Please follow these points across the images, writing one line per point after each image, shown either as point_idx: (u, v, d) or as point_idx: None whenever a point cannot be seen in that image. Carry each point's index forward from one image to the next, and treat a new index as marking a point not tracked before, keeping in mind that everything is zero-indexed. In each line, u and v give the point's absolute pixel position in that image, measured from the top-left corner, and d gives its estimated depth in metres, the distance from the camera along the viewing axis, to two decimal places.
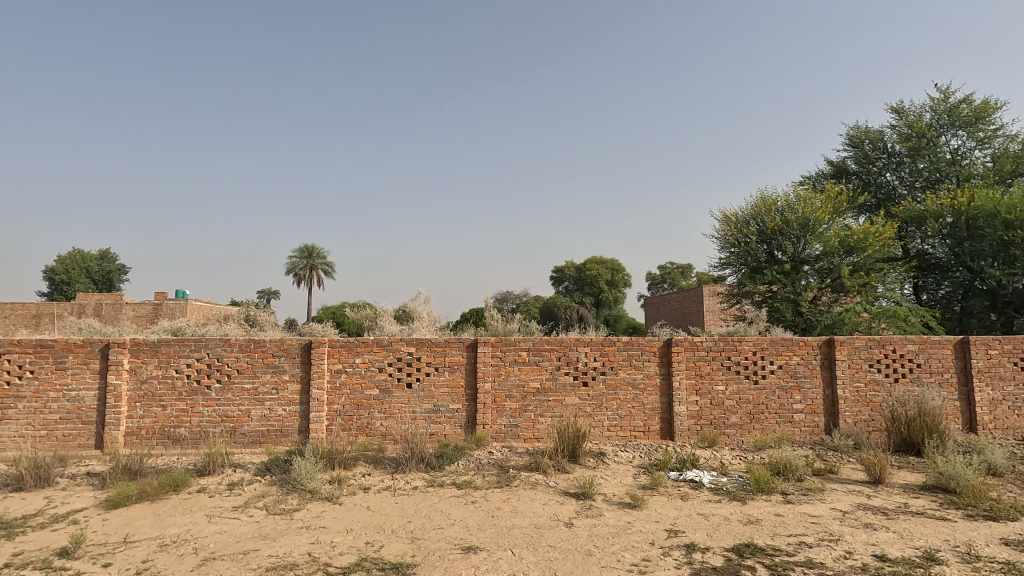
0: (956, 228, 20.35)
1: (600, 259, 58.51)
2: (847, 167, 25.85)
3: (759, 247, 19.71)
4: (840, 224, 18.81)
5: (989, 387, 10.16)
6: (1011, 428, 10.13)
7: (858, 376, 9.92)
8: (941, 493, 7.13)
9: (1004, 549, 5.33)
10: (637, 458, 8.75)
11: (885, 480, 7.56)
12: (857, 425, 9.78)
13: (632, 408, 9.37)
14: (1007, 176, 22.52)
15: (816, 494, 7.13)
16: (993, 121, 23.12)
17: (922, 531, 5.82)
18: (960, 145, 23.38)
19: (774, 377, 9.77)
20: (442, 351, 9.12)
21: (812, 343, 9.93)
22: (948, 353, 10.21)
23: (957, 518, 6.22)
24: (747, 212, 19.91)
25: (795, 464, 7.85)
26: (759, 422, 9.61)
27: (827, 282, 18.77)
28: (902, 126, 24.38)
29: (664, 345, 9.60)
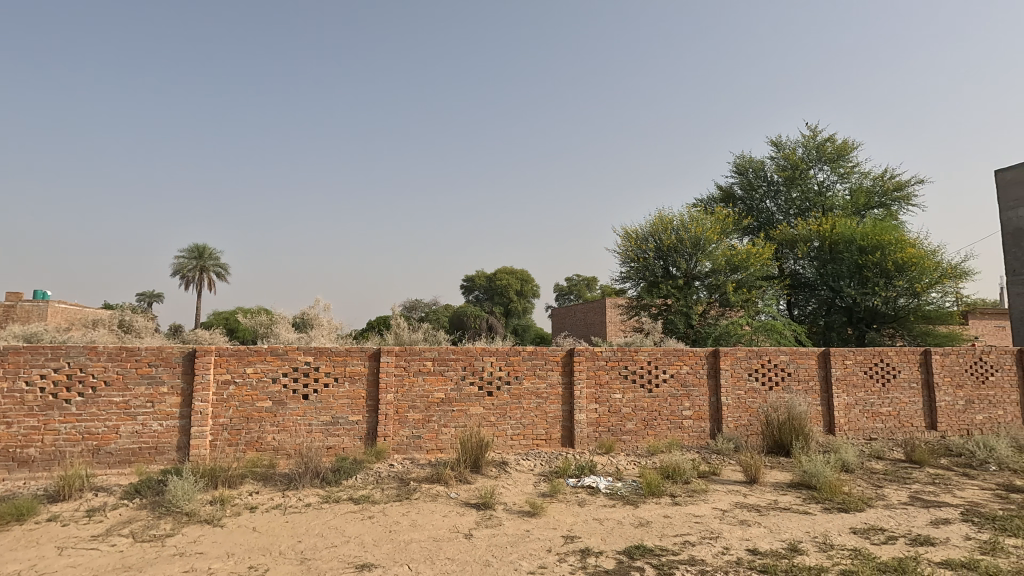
0: (821, 251, 22.88)
1: (510, 269, 59.30)
2: (733, 193, 28.29)
3: (656, 262, 20.90)
4: (727, 244, 20.50)
5: (845, 393, 11.49)
6: (862, 429, 11.51)
7: (739, 384, 10.81)
8: (804, 489, 7.92)
9: (853, 537, 6.02)
10: (538, 466, 8.90)
11: (759, 480, 8.27)
12: (737, 429, 10.63)
13: (535, 417, 9.54)
14: (862, 208, 25.80)
15: (700, 494, 7.64)
16: (851, 159, 26.41)
17: (788, 525, 6.41)
18: (825, 178, 26.44)
19: (666, 386, 10.38)
20: (342, 360, 8.76)
21: (700, 354, 10.71)
22: (813, 362, 11.42)
23: (817, 511, 6.93)
24: (646, 229, 21.04)
25: (682, 467, 8.37)
26: (652, 428, 10.16)
27: (715, 297, 20.36)
28: (779, 158, 27.14)
29: (567, 355, 9.88)
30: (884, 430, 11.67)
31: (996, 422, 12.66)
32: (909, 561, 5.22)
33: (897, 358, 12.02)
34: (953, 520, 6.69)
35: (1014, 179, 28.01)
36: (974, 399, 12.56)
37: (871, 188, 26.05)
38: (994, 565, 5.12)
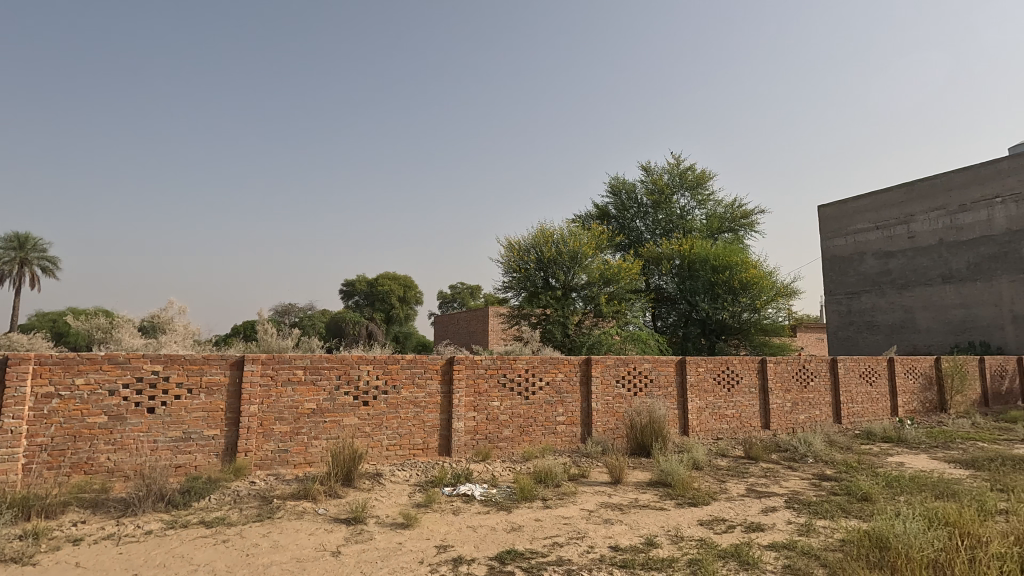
0: (682, 269, 25.21)
1: (393, 275, 57.88)
2: (608, 211, 30.26)
3: (537, 274, 21.60)
4: (601, 259, 21.80)
5: (697, 397, 12.74)
6: (710, 429, 12.83)
7: (608, 391, 11.53)
8: (661, 486, 8.62)
9: (699, 529, 6.66)
10: (413, 476, 8.73)
11: (623, 480, 8.85)
12: (605, 433, 11.30)
13: (412, 427, 9.37)
14: (715, 232, 28.93)
15: (570, 497, 7.99)
16: (707, 188, 29.54)
17: (646, 521, 6.93)
18: (686, 204, 29.27)
19: (542, 393, 10.76)
20: (198, 369, 7.94)
21: (574, 362, 11.26)
22: (672, 370, 12.52)
23: (671, 507, 7.58)
24: (528, 241, 21.67)
25: (554, 471, 8.71)
26: (528, 434, 10.45)
27: (589, 308, 21.54)
28: (648, 182, 29.57)
29: (447, 363, 9.87)
30: (728, 430, 13.09)
31: (814, 421, 14.78)
32: (744, 546, 5.90)
33: (740, 366, 13.59)
34: (779, 507, 7.68)
35: (831, 214, 33.16)
36: (798, 401, 14.56)
37: (723, 215, 29.32)
38: (808, 544, 5.96)
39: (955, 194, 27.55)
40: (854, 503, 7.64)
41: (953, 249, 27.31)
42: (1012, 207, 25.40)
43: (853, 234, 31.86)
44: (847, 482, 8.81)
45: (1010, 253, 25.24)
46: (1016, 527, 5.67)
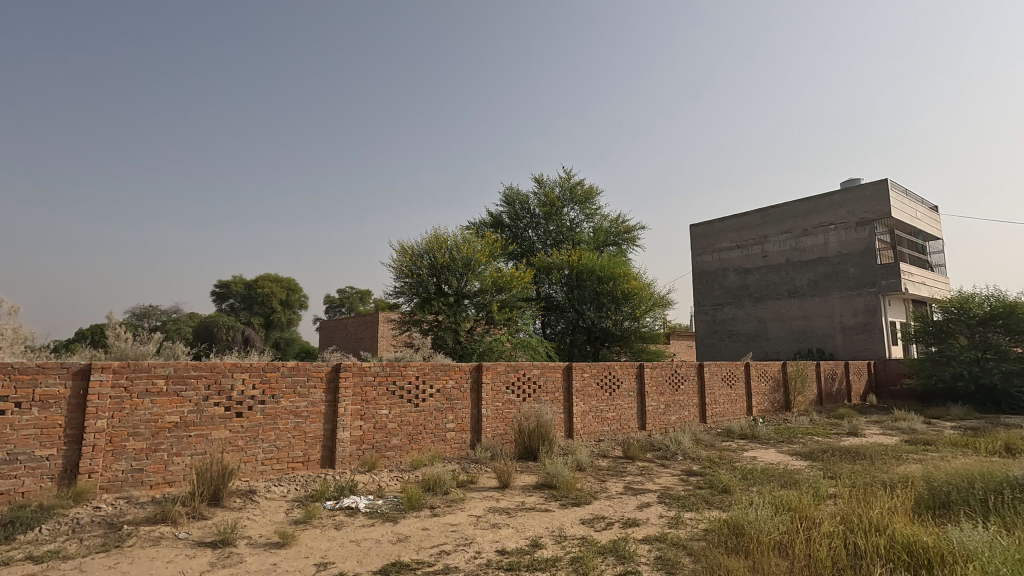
0: (570, 278, 26.33)
1: (275, 277, 54.20)
2: (502, 220, 30.79)
3: (429, 280, 21.34)
4: (494, 267, 22.10)
5: (582, 402, 13.33)
6: (593, 431, 13.47)
7: (498, 397, 11.69)
8: (547, 489, 8.87)
9: (581, 527, 6.96)
10: (292, 491, 8.19)
11: (510, 484, 8.99)
12: (494, 439, 11.43)
13: (292, 438, 8.81)
14: (601, 244, 30.59)
15: (458, 503, 7.96)
16: (595, 203, 31.19)
17: (532, 523, 7.11)
18: (575, 217, 30.67)
19: (432, 400, 10.64)
20: (30, 380, 6.83)
21: (465, 369, 11.29)
22: (559, 375, 12.99)
23: (555, 508, 7.84)
24: (421, 246, 21.31)
25: (443, 478, 8.63)
26: (416, 442, 10.26)
27: (481, 315, 21.72)
28: (541, 194, 30.57)
29: (333, 371, 9.43)
30: (610, 432, 13.83)
31: (684, 421, 16.10)
32: (621, 541, 6.25)
33: (620, 371, 14.45)
34: (652, 502, 8.24)
35: (701, 233, 36.52)
36: (670, 403, 15.79)
37: (608, 229, 31.12)
38: (677, 535, 6.46)
39: (800, 220, 31.61)
40: (716, 495, 8.43)
41: (798, 267, 31.26)
42: (842, 234, 29.66)
43: (719, 252, 35.32)
44: (710, 476, 9.70)
45: (840, 273, 29.43)
46: (841, 508, 6.60)
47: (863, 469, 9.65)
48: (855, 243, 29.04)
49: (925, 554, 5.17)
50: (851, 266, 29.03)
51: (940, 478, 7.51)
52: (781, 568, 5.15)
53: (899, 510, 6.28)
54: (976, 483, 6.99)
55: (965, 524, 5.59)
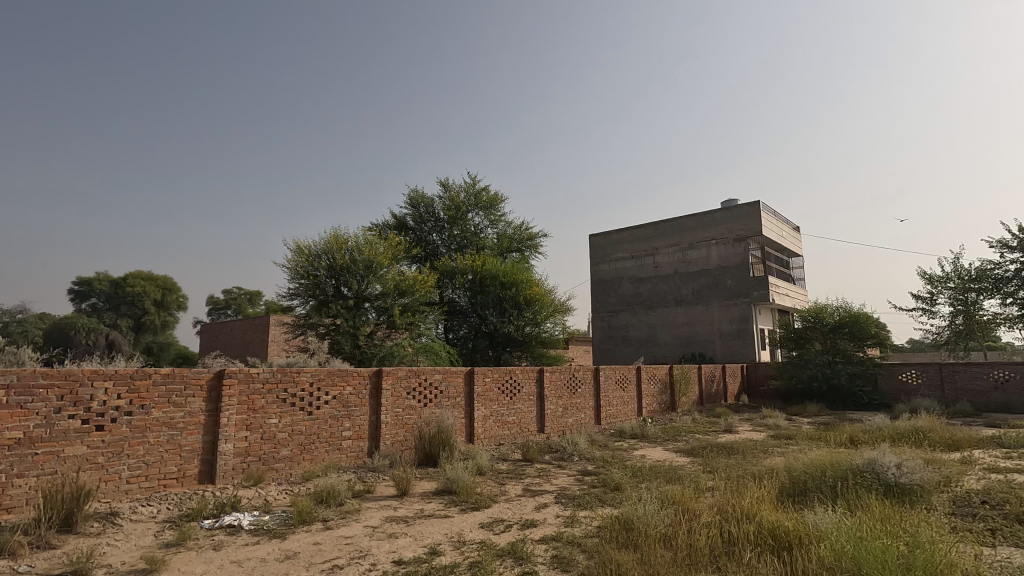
0: (474, 283, 26.41)
1: (149, 275, 48.99)
2: (406, 222, 30.21)
3: (327, 281, 20.36)
4: (397, 270, 21.61)
5: (483, 406, 13.41)
6: (493, 436, 13.57)
7: (398, 403, 11.43)
8: (446, 495, 8.78)
9: (480, 531, 6.96)
10: (164, 511, 7.40)
11: (409, 492, 8.79)
12: (393, 446, 11.13)
13: (165, 452, 7.98)
14: (505, 250, 31.03)
15: (353, 514, 7.64)
16: (499, 209, 31.58)
17: (430, 530, 6.99)
18: (479, 222, 30.86)
19: (327, 408, 10.16)
20: None
21: (364, 374, 10.91)
22: (461, 381, 12.95)
23: (455, 513, 7.78)
24: (319, 246, 20.25)
25: (337, 489, 8.24)
26: (309, 452, 9.72)
27: (382, 319, 21.14)
28: (446, 198, 30.42)
29: (215, 377, 8.70)
30: (510, 435, 14.01)
31: (580, 423, 16.71)
32: (519, 543, 6.34)
33: (521, 376, 14.70)
34: (550, 503, 8.46)
35: (599, 243, 38.30)
36: (568, 406, 16.33)
37: (512, 236, 31.64)
38: (572, 534, 6.69)
39: (686, 234, 34.19)
40: (609, 493, 8.84)
41: (684, 278, 33.76)
42: (722, 248, 32.49)
43: (615, 261, 37.25)
44: (604, 475, 10.15)
45: (719, 284, 32.19)
46: (718, 499, 7.19)
47: (737, 463, 10.59)
48: (733, 257, 31.93)
49: (786, 536, 5.79)
50: (729, 278, 31.88)
51: (799, 468, 8.44)
52: (666, 558, 5.51)
53: (766, 499, 6.97)
54: (827, 472, 7.95)
55: (819, 508, 6.32)
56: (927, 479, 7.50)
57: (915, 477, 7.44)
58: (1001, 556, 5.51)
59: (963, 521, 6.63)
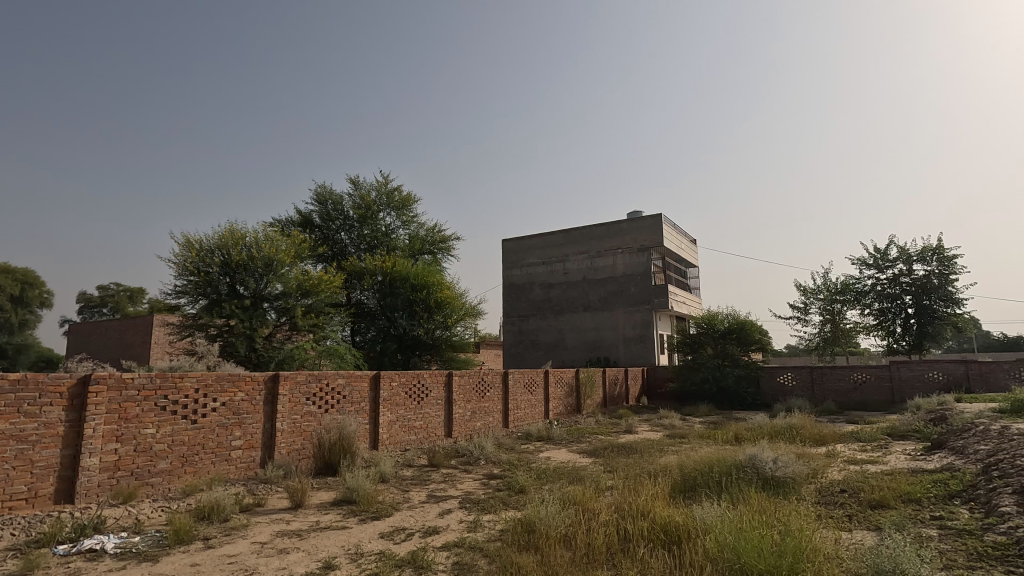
0: (383, 285, 25.71)
1: (4, 267, 42.92)
2: (311, 219, 28.80)
3: (221, 279, 18.87)
4: (300, 269, 20.50)
5: (388, 411, 13.02)
6: (399, 441, 13.21)
7: (296, 409, 10.80)
8: (345, 505, 8.39)
9: (379, 542, 6.71)
10: (6, 538, 6.40)
11: (304, 503, 8.30)
12: (289, 455, 10.47)
13: (12, 470, 6.93)
14: (417, 252, 30.48)
15: (239, 531, 7.05)
16: (412, 210, 31.02)
17: (325, 543, 6.63)
18: (391, 223, 30.12)
19: (214, 416, 9.36)
20: None
21: (258, 379, 10.20)
22: (365, 385, 12.50)
23: (353, 524, 7.43)
24: (212, 241, 18.71)
25: (223, 503, 7.60)
26: (191, 464, 8.89)
27: (283, 320, 19.97)
28: (356, 196, 29.40)
29: (79, 384, 7.72)
30: (416, 441, 13.71)
31: (488, 426, 16.72)
32: (419, 551, 6.17)
33: (429, 380, 14.46)
34: (453, 508, 8.34)
35: (512, 248, 38.78)
36: (476, 410, 16.29)
37: (424, 238, 31.16)
38: (474, 539, 6.63)
39: (594, 242, 35.50)
40: (513, 496, 8.89)
41: (591, 285, 35.01)
42: (627, 257, 34.09)
43: (527, 266, 37.88)
44: (509, 478, 10.21)
45: (624, 291, 33.74)
46: (616, 498, 7.46)
47: (635, 462, 11.09)
48: (636, 266, 33.60)
49: (676, 531, 6.10)
50: (633, 286, 33.50)
51: (690, 465, 8.99)
52: (565, 558, 5.60)
53: (659, 496, 7.32)
54: (714, 468, 8.52)
55: (706, 502, 6.75)
56: (797, 472, 8.27)
57: (788, 471, 8.18)
58: (855, 539, 6.19)
59: (825, 509, 7.38)
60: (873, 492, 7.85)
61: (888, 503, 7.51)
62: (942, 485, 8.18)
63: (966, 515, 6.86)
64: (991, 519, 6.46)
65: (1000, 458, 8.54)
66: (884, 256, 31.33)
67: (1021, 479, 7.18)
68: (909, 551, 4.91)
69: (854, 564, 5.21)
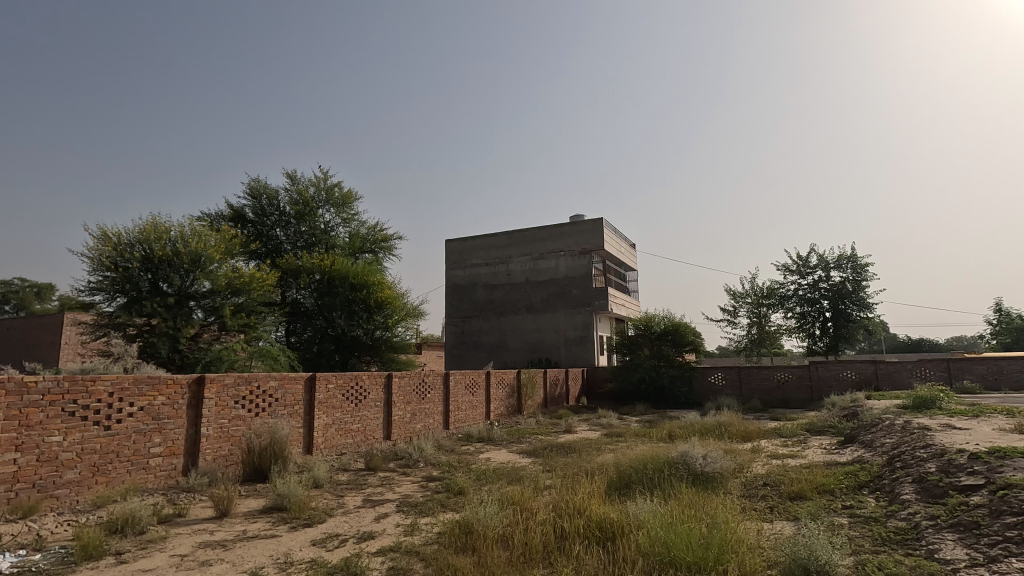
0: (321, 284, 24.95)
1: None
2: (244, 214, 27.49)
3: (141, 276, 17.68)
4: (230, 266, 19.54)
5: (324, 415, 12.61)
6: (335, 445, 12.82)
7: (223, 413, 10.26)
8: (275, 512, 8.04)
9: (311, 549, 6.47)
10: None
11: (230, 512, 7.89)
12: (215, 461, 9.93)
13: None
14: (357, 251, 29.72)
15: (156, 544, 6.61)
16: (353, 208, 30.22)
17: (252, 553, 6.32)
18: (330, 220, 29.22)
19: (131, 421, 8.74)
20: None
21: (182, 382, 9.62)
22: (299, 387, 12.05)
23: (283, 532, 7.13)
24: (132, 234, 17.49)
25: (139, 515, 7.10)
26: (104, 474, 8.25)
27: (211, 320, 18.98)
28: (292, 191, 28.32)
29: None
30: (353, 444, 13.34)
31: (428, 428, 16.52)
32: (353, 558, 5.99)
33: (368, 382, 14.12)
34: (390, 512, 8.17)
35: (455, 249, 38.56)
36: (416, 412, 16.05)
37: (365, 236, 30.43)
38: (411, 543, 6.52)
39: (537, 245, 35.86)
40: (451, 498, 8.82)
41: (534, 286, 35.35)
42: (569, 260, 34.66)
43: (470, 267, 37.77)
44: (448, 480, 10.13)
45: (565, 293, 34.29)
46: (554, 497, 7.56)
47: (573, 461, 11.28)
48: (578, 269, 34.22)
49: (611, 528, 6.26)
50: (574, 288, 34.09)
51: (626, 463, 9.24)
52: (502, 558, 5.61)
53: (596, 493, 7.49)
54: (648, 465, 8.80)
55: (640, 498, 6.95)
56: (725, 467, 8.67)
57: (716, 466, 8.56)
58: (776, 529, 6.56)
59: (749, 502, 7.79)
60: (793, 485, 8.35)
61: (805, 494, 8.02)
62: (853, 476, 8.81)
63: (872, 503, 7.42)
64: (894, 506, 7.02)
65: (902, 450, 9.31)
66: (806, 263, 33.45)
67: (919, 469, 7.85)
68: (822, 539, 5.25)
69: (774, 553, 5.52)
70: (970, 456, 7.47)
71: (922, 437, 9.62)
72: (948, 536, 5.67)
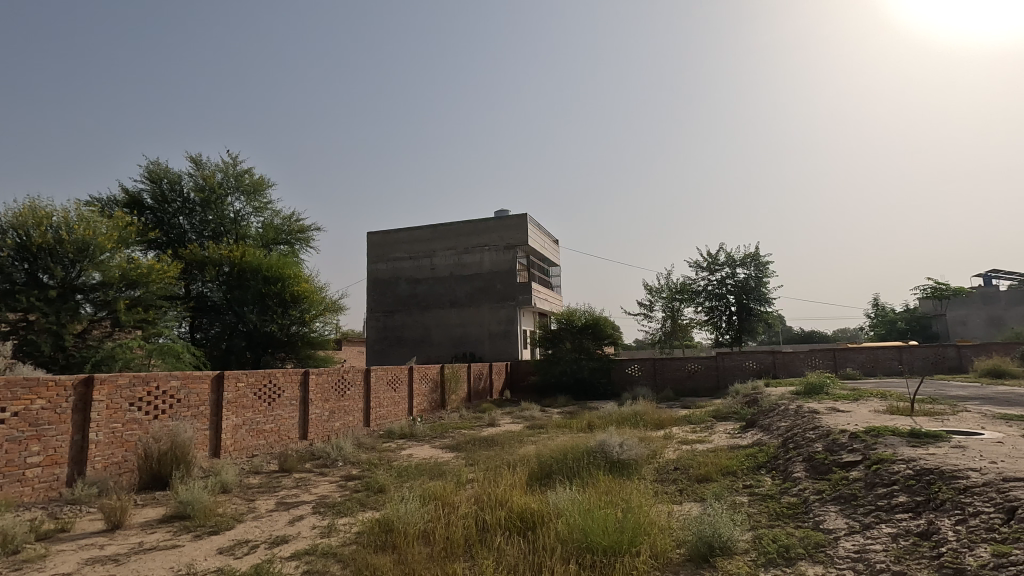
0: (230, 276, 23.49)
1: None
2: (141, 200, 25.22)
3: (14, 266, 15.80)
4: (124, 256, 17.88)
5: (233, 415, 11.87)
6: (245, 447, 12.10)
7: (116, 417, 9.39)
8: (177, 521, 7.47)
9: (217, 558, 6.09)
10: None
11: (124, 524, 7.23)
12: (105, 470, 9.07)
13: None
14: (270, 242, 28.25)
15: (33, 564, 5.94)
16: (266, 196, 28.57)
17: (150, 566, 5.87)
18: (240, 209, 27.48)
19: (1, 429, 7.76)
20: None
21: (66, 384, 8.71)
22: (205, 387, 11.26)
23: (186, 542, 6.64)
24: (4, 219, 15.53)
25: (11, 532, 6.34)
26: None
27: (99, 315, 17.33)
28: (197, 177, 26.34)
29: None
30: (265, 445, 12.65)
31: (348, 426, 16.01)
32: (264, 563, 5.70)
33: (281, 380, 13.44)
34: (306, 514, 7.87)
35: (377, 241, 37.53)
36: (334, 410, 15.49)
37: (279, 226, 28.90)
38: (328, 544, 6.29)
39: (462, 239, 35.64)
40: (371, 496, 8.62)
41: (458, 280, 35.16)
42: (493, 254, 34.79)
43: (393, 261, 36.92)
44: (367, 479, 9.84)
45: (490, 287, 34.40)
46: (475, 490, 7.57)
47: (495, 454, 11.36)
48: (502, 263, 34.42)
49: (531, 517, 6.38)
50: (498, 283, 34.26)
51: (547, 454, 9.45)
52: (423, 554, 5.55)
53: (517, 485, 7.59)
54: (567, 455, 9.05)
55: (560, 487, 7.15)
56: (639, 454, 9.10)
57: (632, 453, 8.96)
58: (684, 510, 6.99)
59: (661, 486, 8.24)
60: (700, 468, 8.90)
61: (711, 476, 8.59)
62: (752, 458, 9.52)
63: (769, 482, 8.07)
64: (787, 484, 7.67)
65: (795, 432, 10.18)
66: (715, 261, 35.66)
67: (809, 449, 8.61)
68: (725, 517, 5.66)
69: (682, 533, 5.87)
70: (851, 436, 8.29)
71: (812, 420, 10.57)
72: (832, 508, 6.27)
